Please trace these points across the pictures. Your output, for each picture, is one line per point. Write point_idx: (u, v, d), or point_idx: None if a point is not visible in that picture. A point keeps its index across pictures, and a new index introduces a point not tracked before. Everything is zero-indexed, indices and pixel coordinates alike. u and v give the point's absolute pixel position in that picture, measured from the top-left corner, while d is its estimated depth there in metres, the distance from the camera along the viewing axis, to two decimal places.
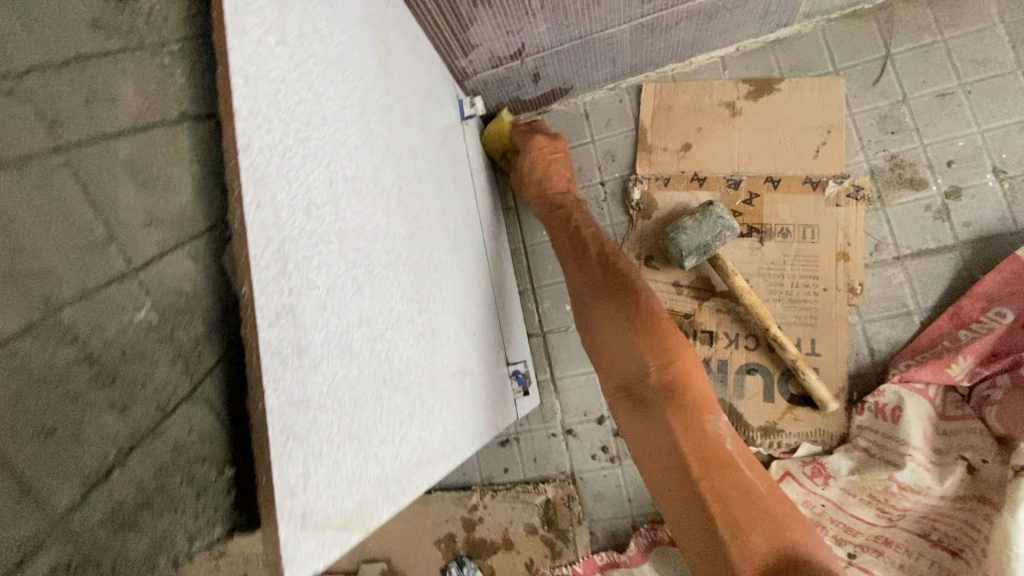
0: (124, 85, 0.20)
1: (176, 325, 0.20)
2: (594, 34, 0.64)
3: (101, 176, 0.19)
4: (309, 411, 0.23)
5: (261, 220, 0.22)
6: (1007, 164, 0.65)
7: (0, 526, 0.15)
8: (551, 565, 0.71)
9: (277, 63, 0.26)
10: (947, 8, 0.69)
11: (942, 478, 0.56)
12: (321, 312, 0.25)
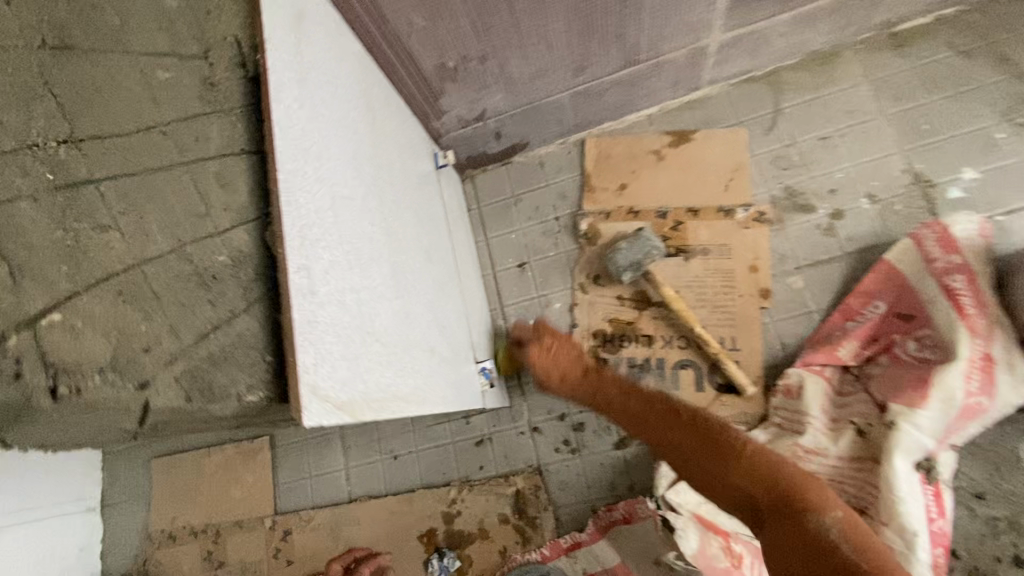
0: (214, 130, 0.37)
1: (239, 268, 0.35)
2: (540, 100, 0.81)
3: (205, 182, 0.36)
4: (317, 329, 0.36)
5: (290, 211, 0.36)
6: (879, 189, 0.81)
7: (157, 339, 0.32)
8: (522, 550, 0.80)
9: (297, 120, 0.41)
10: (822, 71, 0.86)
11: (836, 440, 0.67)
12: (326, 273, 0.39)
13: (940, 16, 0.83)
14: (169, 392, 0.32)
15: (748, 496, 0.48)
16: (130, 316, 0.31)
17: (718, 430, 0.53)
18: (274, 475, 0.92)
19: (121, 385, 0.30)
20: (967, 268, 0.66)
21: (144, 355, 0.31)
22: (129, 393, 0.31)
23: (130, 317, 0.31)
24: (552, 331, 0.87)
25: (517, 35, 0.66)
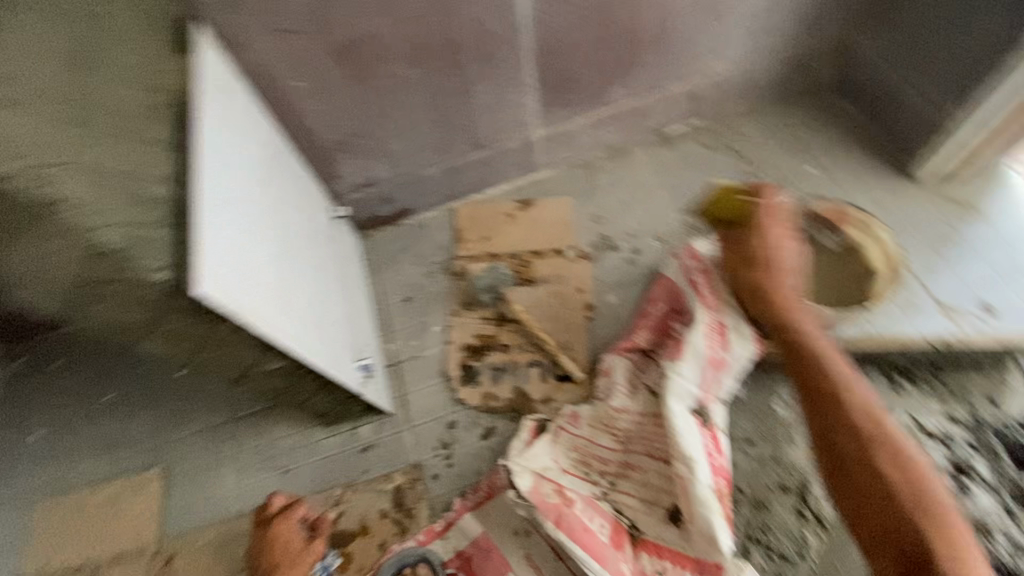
0: (170, 142, 0.61)
1: (171, 212, 0.56)
2: (417, 172, 1.09)
3: (168, 167, 0.59)
4: (214, 248, 0.55)
5: (204, 183, 0.58)
6: (663, 232, 1.12)
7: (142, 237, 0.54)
8: (400, 540, 0.88)
9: (214, 139, 0.64)
10: (621, 157, 1.22)
11: (636, 400, 0.89)
12: (224, 224, 0.58)
13: (691, 124, 1.24)
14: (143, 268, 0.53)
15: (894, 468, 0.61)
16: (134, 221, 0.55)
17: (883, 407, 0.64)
18: (165, 503, 0.97)
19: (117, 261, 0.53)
20: (704, 267, 0.93)
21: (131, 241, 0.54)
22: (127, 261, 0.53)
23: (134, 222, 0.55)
24: (430, 349, 1.05)
25: (389, 121, 0.95)
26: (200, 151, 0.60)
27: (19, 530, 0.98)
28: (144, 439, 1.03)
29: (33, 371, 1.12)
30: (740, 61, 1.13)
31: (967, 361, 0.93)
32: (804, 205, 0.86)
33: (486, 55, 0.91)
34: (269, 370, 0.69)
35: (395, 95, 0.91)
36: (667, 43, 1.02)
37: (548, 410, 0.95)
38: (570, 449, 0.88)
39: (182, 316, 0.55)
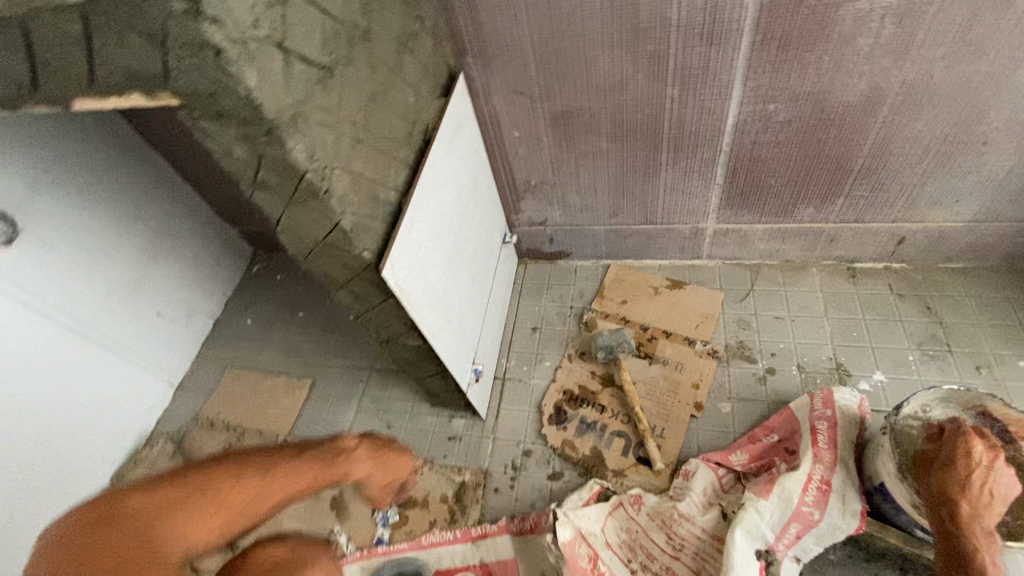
0: (407, 150, 0.76)
1: (384, 203, 0.69)
2: (585, 226, 1.20)
3: (396, 167, 0.73)
4: (406, 240, 0.71)
5: (420, 191, 0.75)
6: (806, 362, 1.05)
7: (349, 195, 0.62)
8: (440, 528, 0.99)
9: (438, 160, 0.82)
10: (791, 274, 1.18)
11: (704, 513, 0.86)
12: (419, 224, 0.76)
13: (886, 266, 1.13)
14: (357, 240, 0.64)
15: None
16: (325, 133, 0.56)
17: None
18: (303, 408, 1.23)
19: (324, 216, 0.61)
20: (833, 419, 0.86)
21: (318, 157, 0.56)
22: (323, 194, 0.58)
23: (325, 135, 0.57)
24: (537, 379, 1.15)
25: (577, 176, 1.08)
26: (426, 168, 0.78)
27: (213, 380, 1.33)
28: (310, 354, 1.32)
29: (267, 277, 1.52)
30: (969, 220, 1.01)
31: None
32: (979, 399, 0.76)
33: (681, 148, 0.98)
34: (405, 344, 0.86)
35: (588, 159, 1.03)
36: (880, 181, 0.97)
37: (616, 482, 0.97)
38: (620, 530, 0.90)
39: (363, 283, 0.71)
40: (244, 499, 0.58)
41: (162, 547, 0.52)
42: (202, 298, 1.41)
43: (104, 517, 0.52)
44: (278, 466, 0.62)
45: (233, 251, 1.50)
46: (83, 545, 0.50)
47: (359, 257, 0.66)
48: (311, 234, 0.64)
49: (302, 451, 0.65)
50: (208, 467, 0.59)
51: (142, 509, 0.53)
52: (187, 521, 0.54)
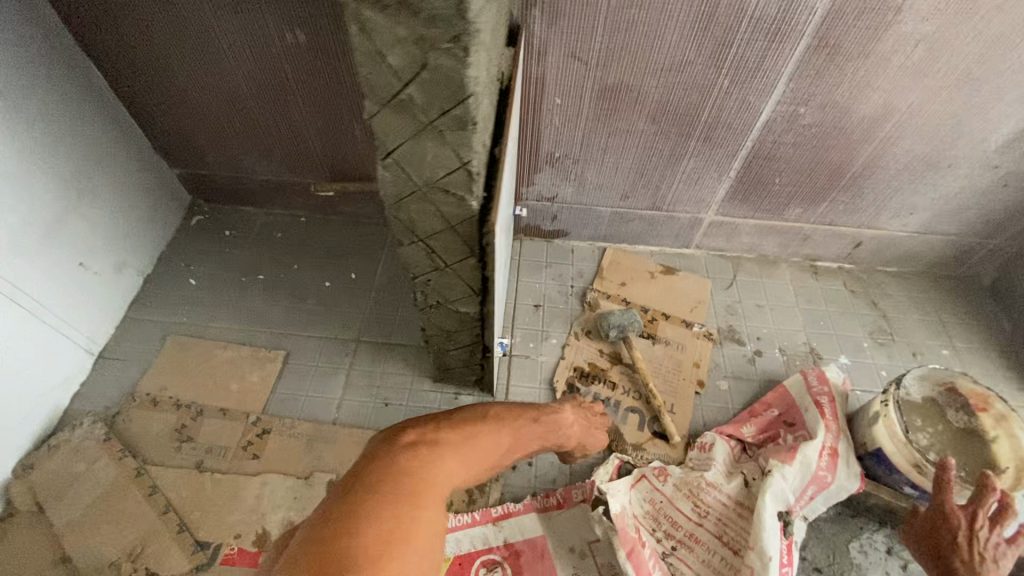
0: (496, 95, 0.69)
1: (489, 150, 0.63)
2: (593, 206, 1.20)
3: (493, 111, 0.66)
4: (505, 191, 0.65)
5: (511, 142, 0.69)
6: (786, 346, 1.17)
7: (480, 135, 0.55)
8: (455, 512, 0.93)
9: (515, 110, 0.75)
10: (767, 266, 1.29)
11: (728, 481, 0.93)
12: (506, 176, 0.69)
13: (842, 265, 1.30)
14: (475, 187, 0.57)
15: None
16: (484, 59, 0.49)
17: None
18: (276, 383, 1.07)
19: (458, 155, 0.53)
20: (831, 394, 0.98)
21: (481, 85, 0.49)
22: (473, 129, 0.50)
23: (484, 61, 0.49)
24: (544, 356, 1.13)
25: (603, 155, 1.07)
26: (510, 118, 0.71)
27: (149, 350, 1.10)
28: (278, 323, 1.15)
29: (211, 230, 1.28)
30: (915, 231, 1.19)
31: None
32: (950, 377, 0.92)
33: (711, 139, 1.02)
34: (457, 310, 0.79)
35: (621, 138, 1.03)
36: (862, 189, 1.10)
37: (636, 454, 1.00)
38: (648, 500, 0.93)
39: (455, 237, 0.64)
40: (492, 452, 0.68)
41: (443, 473, 0.59)
42: (131, 250, 1.15)
43: (401, 444, 0.60)
44: (517, 431, 0.74)
45: (168, 197, 1.24)
46: (390, 461, 0.57)
47: (469, 206, 0.58)
48: (427, 175, 0.55)
49: (537, 419, 0.79)
50: (467, 419, 0.69)
51: (432, 442, 0.61)
52: (460, 455, 0.63)
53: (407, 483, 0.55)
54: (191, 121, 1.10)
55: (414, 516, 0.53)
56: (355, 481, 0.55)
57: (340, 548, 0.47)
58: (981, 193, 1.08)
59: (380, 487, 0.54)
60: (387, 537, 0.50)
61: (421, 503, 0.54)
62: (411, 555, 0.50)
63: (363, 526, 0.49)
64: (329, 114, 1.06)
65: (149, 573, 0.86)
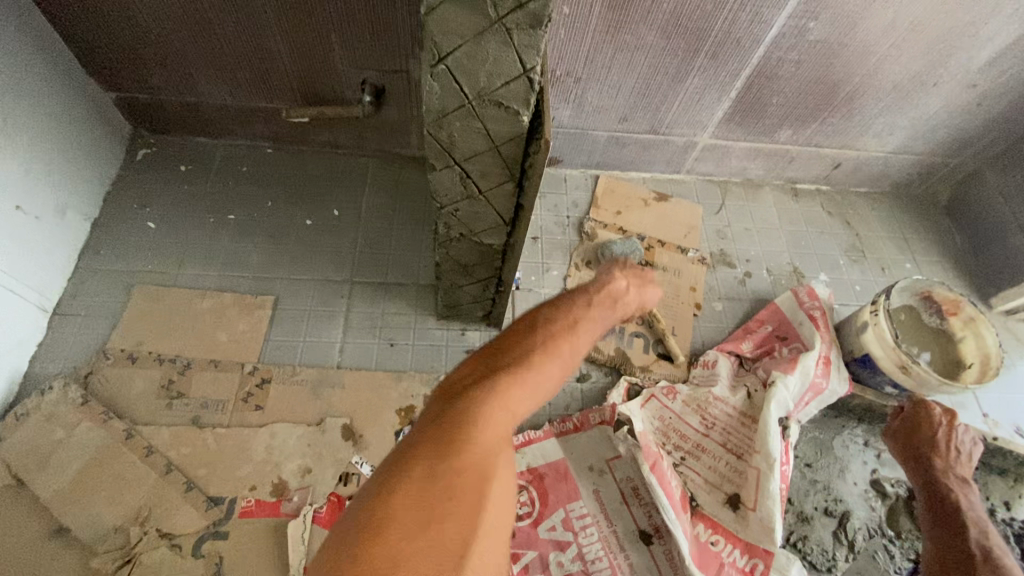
0: None
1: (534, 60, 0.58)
2: (589, 129, 1.15)
3: None
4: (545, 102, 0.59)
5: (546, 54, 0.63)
6: (772, 267, 1.22)
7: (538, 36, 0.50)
8: None
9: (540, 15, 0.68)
10: (753, 191, 1.32)
11: (733, 394, 0.98)
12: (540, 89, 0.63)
13: (819, 187, 1.35)
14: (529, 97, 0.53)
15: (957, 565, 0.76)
16: None
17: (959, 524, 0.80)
18: (267, 331, 0.99)
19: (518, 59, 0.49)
20: (822, 308, 1.04)
21: None
22: (539, 26, 0.46)
23: None
24: (546, 289, 1.12)
25: (606, 73, 1.02)
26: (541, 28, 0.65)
27: (113, 303, 0.99)
28: (259, 266, 1.05)
29: (162, 165, 1.13)
30: (889, 151, 1.24)
31: (1000, 468, 1.04)
32: (928, 286, 0.98)
33: (717, 55, 0.99)
34: (481, 242, 0.75)
35: (628, 53, 0.98)
36: (850, 110, 1.13)
37: (644, 376, 1.03)
38: (658, 418, 0.98)
39: (498, 159, 0.59)
40: (558, 379, 0.50)
41: (493, 429, 0.46)
42: (71, 188, 0.99)
43: (448, 397, 0.47)
44: (584, 335, 0.53)
45: (106, 126, 1.07)
46: (432, 421, 0.46)
47: (520, 122, 0.54)
48: (480, 83, 0.51)
49: (599, 308, 0.57)
50: (523, 337, 0.51)
51: (477, 387, 0.47)
52: (519, 393, 0.47)
53: (443, 452, 0.43)
54: (127, 27, 0.94)
55: (453, 493, 0.42)
56: (395, 453, 0.45)
57: (366, 541, 0.38)
58: (955, 112, 1.13)
59: (415, 459, 0.43)
60: (417, 523, 0.40)
61: (461, 475, 0.43)
62: (445, 542, 0.40)
63: (394, 515, 0.40)
64: (298, 24, 0.93)
65: (161, 533, 0.81)
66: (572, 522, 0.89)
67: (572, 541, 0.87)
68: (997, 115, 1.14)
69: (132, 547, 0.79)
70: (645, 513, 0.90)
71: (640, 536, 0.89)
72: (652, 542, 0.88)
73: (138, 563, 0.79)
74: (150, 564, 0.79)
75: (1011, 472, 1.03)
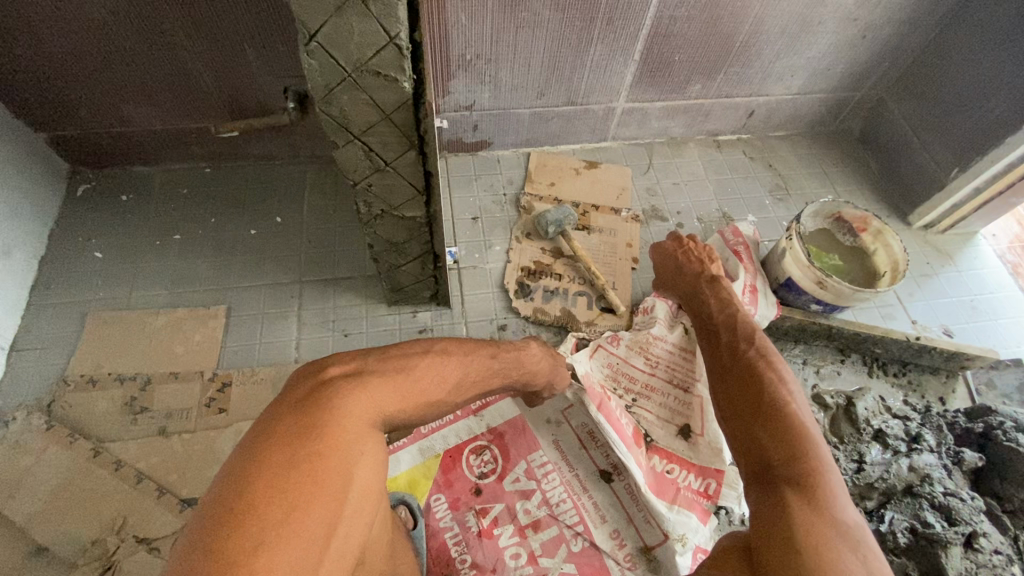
0: None
1: None
2: (511, 109, 1.21)
3: None
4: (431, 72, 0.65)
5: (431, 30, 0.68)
6: (703, 215, 1.29)
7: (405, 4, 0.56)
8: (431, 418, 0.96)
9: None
10: (678, 147, 1.38)
11: (673, 331, 1.04)
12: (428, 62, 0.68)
13: (740, 136, 1.42)
14: (408, 63, 0.58)
15: (738, 396, 0.69)
16: None
17: (744, 357, 0.74)
18: (223, 338, 1.03)
19: (387, 27, 0.54)
20: (746, 243, 1.10)
21: None
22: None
23: None
24: (490, 263, 1.17)
25: (513, 52, 1.08)
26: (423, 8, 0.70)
27: (69, 332, 1.01)
28: (209, 279, 1.09)
29: (103, 197, 1.16)
30: (796, 92, 1.32)
31: (932, 367, 1.11)
32: (837, 207, 1.05)
33: (612, 22, 1.05)
34: (404, 216, 0.80)
35: (529, 30, 1.04)
36: (749, 58, 1.20)
37: (590, 329, 1.09)
38: (607, 365, 1.02)
39: (394, 126, 0.64)
40: (438, 383, 0.58)
41: (365, 410, 0.51)
42: (12, 229, 1.02)
43: (316, 383, 0.51)
44: (470, 361, 0.63)
45: (42, 166, 1.10)
46: (297, 407, 0.49)
47: (402, 88, 0.59)
48: (356, 55, 0.56)
49: (495, 355, 0.67)
50: (401, 353, 0.57)
51: (352, 378, 0.52)
52: (392, 391, 0.54)
53: (310, 436, 0.46)
54: (43, 63, 0.96)
55: (318, 469, 0.45)
56: (256, 436, 0.47)
57: (229, 522, 0.41)
58: (846, 47, 1.21)
59: (277, 442, 0.46)
60: (285, 501, 0.43)
61: (329, 454, 0.46)
62: (313, 516, 0.44)
63: (258, 493, 0.43)
64: (210, 41, 0.97)
65: (138, 539, 0.84)
66: (535, 471, 0.93)
67: (536, 488, 0.92)
68: (886, 45, 1.22)
69: (111, 555, 0.82)
70: (603, 454, 0.95)
71: (601, 476, 0.94)
72: (612, 479, 0.93)
73: (119, 569, 0.82)
74: (130, 568, 0.82)
75: (943, 368, 1.11)
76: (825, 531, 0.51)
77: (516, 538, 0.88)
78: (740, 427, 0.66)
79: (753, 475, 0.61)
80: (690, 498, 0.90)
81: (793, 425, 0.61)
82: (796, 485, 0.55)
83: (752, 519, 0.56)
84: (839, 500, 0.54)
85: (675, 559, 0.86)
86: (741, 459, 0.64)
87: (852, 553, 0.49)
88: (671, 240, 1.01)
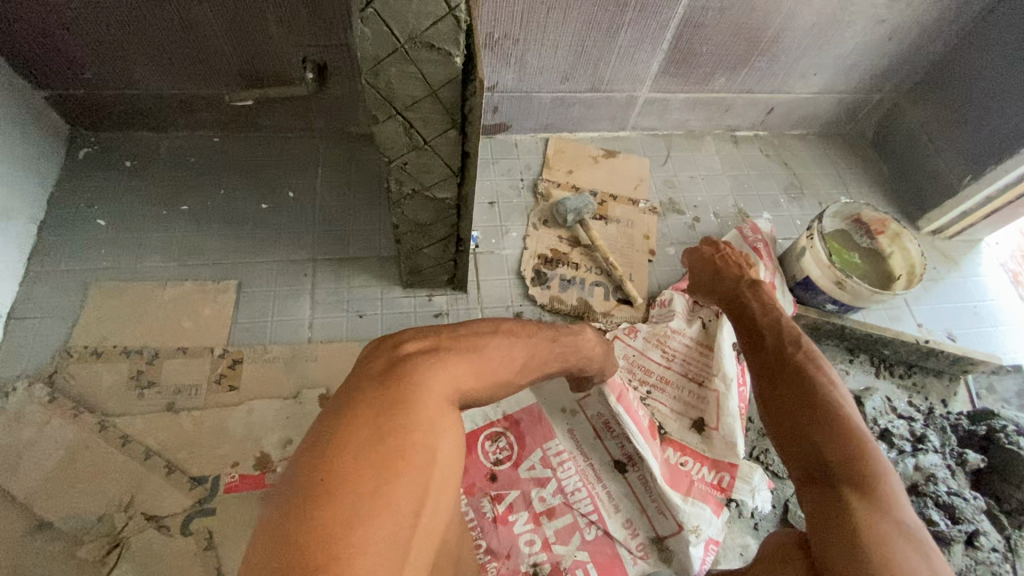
0: None
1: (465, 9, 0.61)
2: (534, 93, 1.19)
3: None
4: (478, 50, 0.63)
5: None
6: (718, 210, 1.28)
7: None
8: None
9: None
10: (695, 140, 1.37)
11: (690, 325, 1.05)
12: None
13: (757, 133, 1.41)
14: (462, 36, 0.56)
15: (785, 397, 0.69)
16: None
17: (788, 358, 0.74)
18: (234, 313, 1.00)
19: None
20: (765, 240, 1.11)
21: None
22: None
23: None
24: (507, 249, 1.15)
25: (542, 34, 1.05)
26: None
27: (71, 302, 0.97)
28: (218, 253, 1.05)
29: (106, 162, 1.11)
30: (816, 92, 1.32)
31: (936, 370, 1.14)
32: (857, 209, 1.06)
33: (645, 8, 1.03)
34: (434, 197, 0.78)
35: (561, 12, 1.01)
36: (775, 53, 1.19)
37: (606, 320, 1.09)
38: (623, 356, 1.03)
39: (438, 103, 0.62)
40: (506, 363, 0.57)
41: (444, 386, 0.49)
42: (12, 192, 0.98)
43: (392, 359, 0.50)
44: (532, 343, 0.62)
45: (43, 127, 1.05)
46: (376, 382, 0.48)
47: (453, 63, 0.57)
48: (410, 26, 0.54)
49: (553, 340, 0.66)
50: (471, 332, 0.56)
51: (427, 356, 0.51)
52: (466, 368, 0.52)
53: (393, 411, 0.46)
54: (53, 18, 0.91)
55: (404, 445, 0.44)
56: (340, 411, 0.46)
57: (320, 495, 0.40)
58: (870, 49, 1.21)
59: (362, 416, 0.45)
60: (375, 475, 0.42)
61: (413, 429, 0.45)
62: (400, 491, 0.43)
63: (349, 466, 0.42)
64: (232, 5, 0.93)
65: (148, 516, 0.82)
66: (550, 459, 0.93)
67: (552, 476, 0.92)
68: (910, 49, 1.22)
69: (119, 532, 0.81)
70: (618, 444, 0.95)
71: (615, 466, 0.94)
72: (626, 469, 0.93)
73: (127, 546, 0.80)
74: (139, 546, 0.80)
75: (947, 372, 1.14)
76: (887, 531, 0.52)
77: (531, 525, 0.88)
78: (788, 426, 0.67)
79: (805, 476, 0.61)
80: (704, 490, 0.91)
81: (845, 427, 0.63)
82: (853, 484, 0.57)
83: (811, 519, 0.56)
84: (898, 501, 0.55)
85: (688, 550, 0.86)
86: (788, 458, 0.65)
87: (916, 553, 0.50)
88: (706, 245, 1.02)
